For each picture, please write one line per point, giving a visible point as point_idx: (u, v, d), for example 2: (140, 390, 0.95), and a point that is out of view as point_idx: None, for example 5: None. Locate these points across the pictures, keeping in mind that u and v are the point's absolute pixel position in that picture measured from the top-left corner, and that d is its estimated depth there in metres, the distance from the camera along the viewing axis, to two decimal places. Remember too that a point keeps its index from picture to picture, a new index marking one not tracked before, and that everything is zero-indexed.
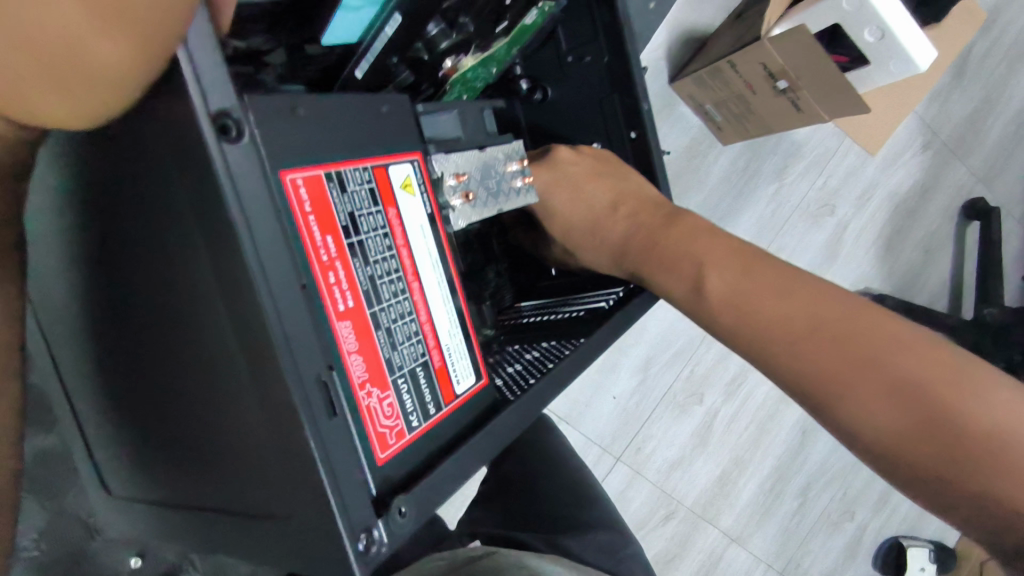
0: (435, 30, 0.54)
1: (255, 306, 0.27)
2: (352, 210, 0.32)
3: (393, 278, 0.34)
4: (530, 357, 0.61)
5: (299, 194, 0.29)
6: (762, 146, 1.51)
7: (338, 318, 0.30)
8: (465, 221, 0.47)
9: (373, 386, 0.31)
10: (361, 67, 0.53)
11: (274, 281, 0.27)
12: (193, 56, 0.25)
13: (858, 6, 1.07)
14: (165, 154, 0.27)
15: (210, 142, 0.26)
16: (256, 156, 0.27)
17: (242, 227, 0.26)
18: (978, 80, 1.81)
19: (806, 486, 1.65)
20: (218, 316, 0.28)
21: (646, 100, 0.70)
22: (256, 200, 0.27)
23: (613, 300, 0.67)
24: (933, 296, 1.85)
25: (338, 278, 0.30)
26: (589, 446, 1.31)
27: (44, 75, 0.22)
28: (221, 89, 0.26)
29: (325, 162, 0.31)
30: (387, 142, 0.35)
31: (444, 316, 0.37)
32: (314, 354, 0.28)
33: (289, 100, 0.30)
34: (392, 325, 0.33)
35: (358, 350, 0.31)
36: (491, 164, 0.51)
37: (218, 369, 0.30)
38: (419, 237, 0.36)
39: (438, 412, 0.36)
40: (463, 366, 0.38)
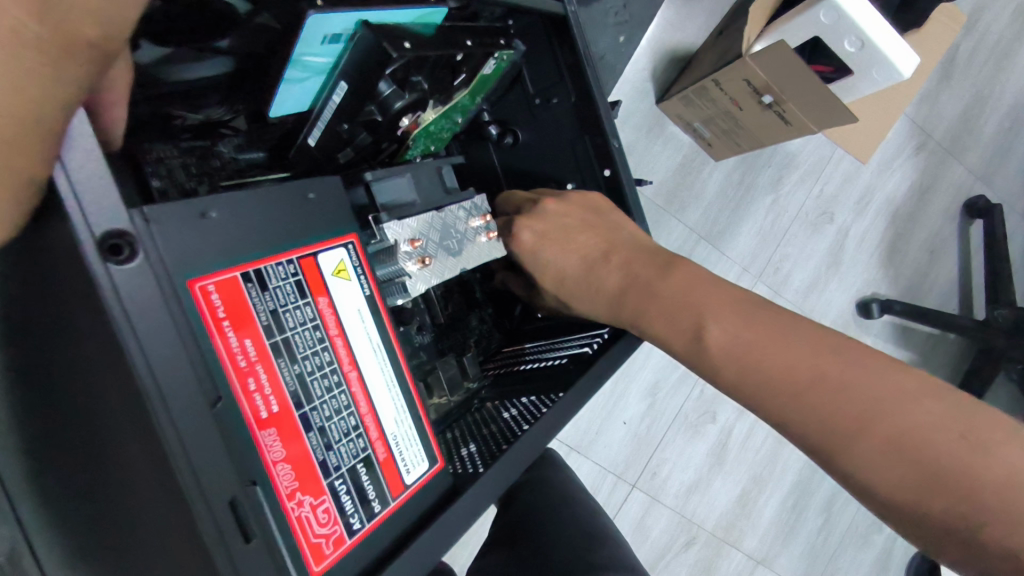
0: (388, 90, 0.50)
1: (156, 429, 0.25)
2: (275, 307, 0.30)
3: (326, 372, 0.32)
4: (509, 414, 0.60)
5: (212, 302, 0.28)
6: (754, 160, 1.50)
7: (260, 427, 0.29)
8: (424, 286, 0.46)
9: (304, 494, 0.30)
10: (314, 134, 0.52)
11: (175, 406, 0.26)
12: (73, 177, 0.25)
13: (835, 19, 1.05)
14: (64, 279, 0.26)
15: (95, 265, 0.25)
16: (151, 273, 0.26)
17: (135, 350, 0.25)
18: (968, 78, 1.79)
19: (831, 500, 1.60)
20: (127, 437, 0.27)
21: (616, 137, 0.69)
22: (146, 321, 0.25)
23: (596, 345, 0.65)
24: (943, 297, 1.82)
25: (258, 384, 0.29)
26: (604, 474, 1.27)
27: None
28: (105, 211, 0.25)
29: (241, 262, 0.29)
30: (315, 227, 0.34)
31: (389, 403, 0.36)
32: (226, 475, 0.27)
33: (198, 205, 0.29)
34: (326, 424, 0.32)
35: (285, 458, 0.29)
36: (451, 224, 0.49)
37: (130, 494, 0.28)
38: (356, 323, 0.34)
39: (385, 508, 0.34)
40: (413, 453, 0.36)
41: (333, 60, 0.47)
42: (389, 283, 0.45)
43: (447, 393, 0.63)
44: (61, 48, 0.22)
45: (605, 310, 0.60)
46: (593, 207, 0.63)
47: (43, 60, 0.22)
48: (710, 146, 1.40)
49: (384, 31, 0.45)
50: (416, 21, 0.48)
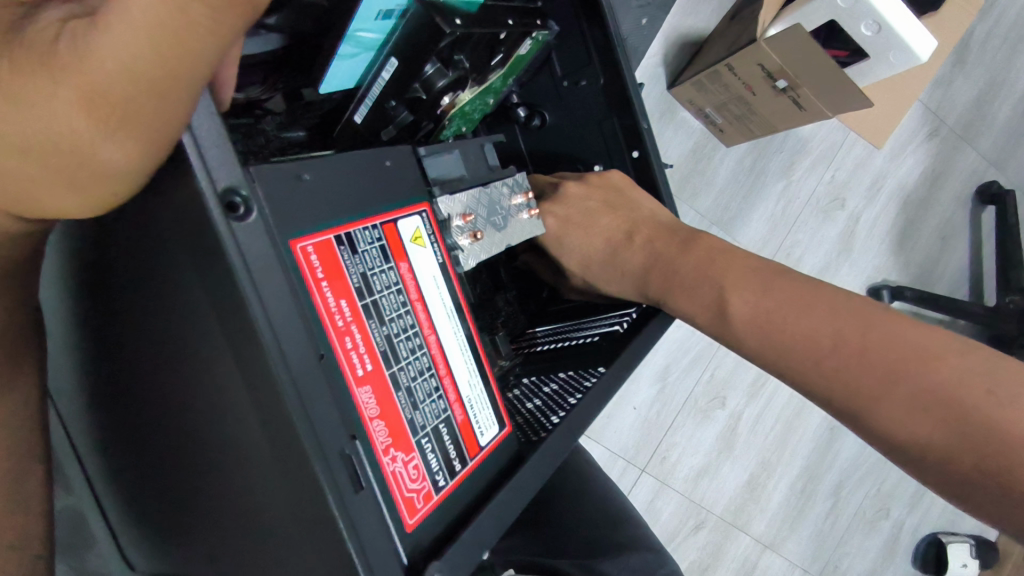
0: (432, 69, 0.51)
1: (272, 382, 0.27)
2: (365, 270, 0.32)
3: (409, 335, 0.34)
4: (547, 390, 0.61)
5: (311, 261, 0.29)
6: (766, 146, 1.50)
7: (358, 383, 0.30)
8: (474, 260, 0.47)
9: (397, 450, 0.31)
10: (360, 112, 0.53)
11: (291, 360, 0.27)
12: (195, 132, 0.25)
13: (853, 3, 1.05)
14: (172, 236, 0.27)
15: (218, 220, 0.26)
16: (265, 230, 0.27)
17: (255, 305, 0.26)
18: (981, 64, 1.78)
19: (839, 485, 1.61)
20: (234, 393, 0.28)
21: (645, 118, 0.70)
22: (267, 277, 0.27)
23: (627, 323, 0.67)
24: (953, 285, 1.82)
25: (355, 342, 0.30)
26: (614, 459, 1.29)
27: (57, 178, 0.24)
28: (227, 167, 0.26)
29: (335, 226, 0.31)
30: (393, 196, 0.35)
31: (463, 367, 0.37)
32: (336, 426, 0.28)
33: (295, 168, 0.30)
34: (412, 383, 0.33)
35: (379, 415, 0.31)
36: (497, 200, 0.51)
37: (238, 449, 0.29)
38: (433, 289, 0.36)
39: (464, 467, 0.35)
40: (485, 416, 0.38)
41: (384, 37, 0.49)
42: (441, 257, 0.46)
43: None
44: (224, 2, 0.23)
45: (632, 288, 0.62)
46: (613, 188, 0.63)
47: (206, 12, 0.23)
48: (722, 131, 1.40)
49: (436, 7, 0.46)
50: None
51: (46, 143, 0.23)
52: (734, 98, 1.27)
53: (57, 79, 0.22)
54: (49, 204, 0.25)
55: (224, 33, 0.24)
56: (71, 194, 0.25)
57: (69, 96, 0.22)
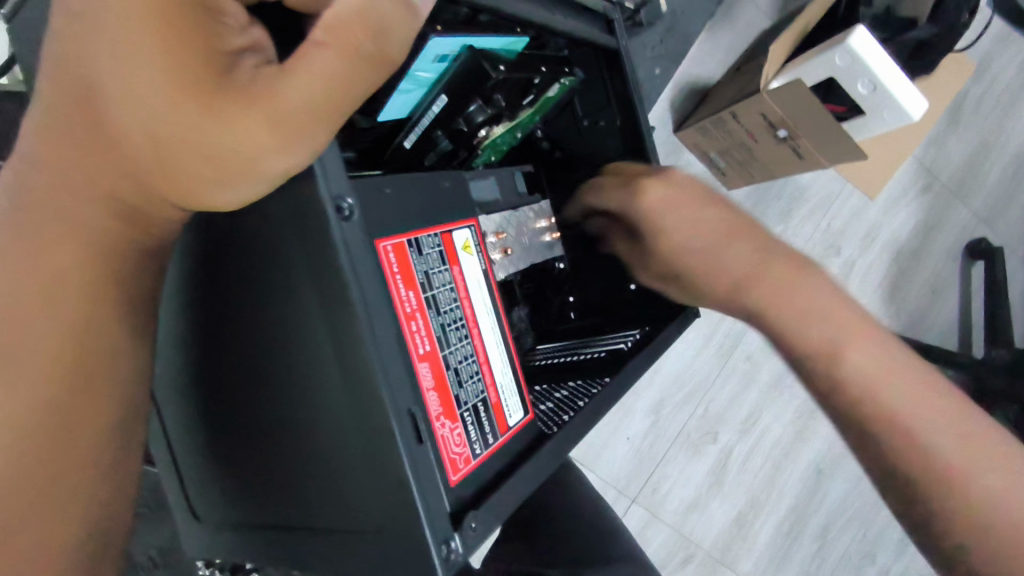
0: (474, 106, 0.58)
1: (361, 348, 0.33)
2: (427, 268, 0.38)
3: (458, 325, 0.40)
4: (559, 396, 0.66)
5: (389, 258, 0.36)
6: (766, 193, 1.59)
7: (420, 359, 0.36)
8: (504, 272, 0.54)
9: (446, 418, 0.37)
10: (410, 138, 0.60)
11: (379, 332, 0.33)
12: (324, 161, 0.33)
13: (850, 62, 1.14)
14: (289, 232, 0.34)
15: (331, 219, 0.33)
16: (362, 232, 0.34)
17: (353, 284, 0.33)
18: (973, 126, 1.89)
19: (825, 529, 1.65)
20: (326, 358, 0.35)
21: (656, 155, 0.77)
22: (365, 265, 0.34)
23: (632, 342, 0.74)
24: (942, 334, 1.89)
25: (418, 327, 0.37)
26: (606, 487, 1.34)
27: (224, 177, 0.31)
28: (338, 181, 0.34)
29: (406, 232, 0.38)
30: (451, 212, 0.42)
31: (497, 357, 0.44)
32: (405, 392, 0.34)
33: (379, 182, 0.37)
34: (459, 365, 0.39)
35: (434, 387, 0.37)
36: (523, 221, 0.58)
37: (324, 407, 0.36)
38: (476, 290, 0.43)
39: (496, 440, 0.42)
40: (513, 401, 0.44)
41: (437, 76, 0.56)
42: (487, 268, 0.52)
43: None
44: (376, 61, 0.33)
45: None
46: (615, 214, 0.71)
47: (368, 69, 0.32)
48: (725, 175, 1.48)
49: (484, 54, 0.54)
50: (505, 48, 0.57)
51: (228, 151, 0.30)
52: (736, 144, 1.36)
53: (251, 104, 0.30)
54: (204, 196, 0.33)
55: (368, 86, 0.33)
56: (229, 188, 0.32)
57: (257, 117, 0.30)
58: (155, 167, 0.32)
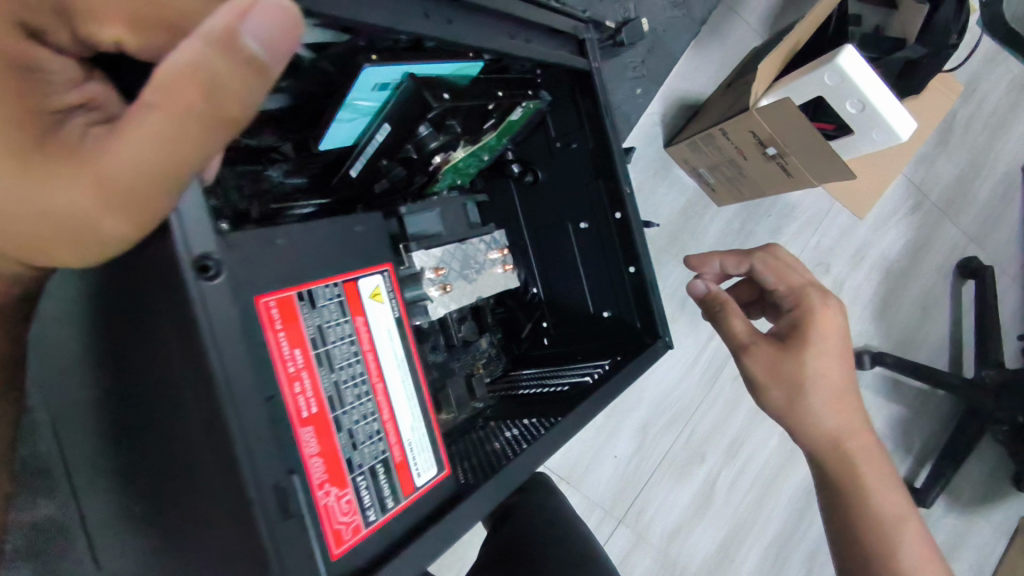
0: (425, 132, 0.53)
1: (220, 418, 0.29)
2: (321, 322, 0.35)
3: (357, 381, 0.36)
4: (511, 434, 0.62)
5: (271, 313, 0.32)
6: (754, 210, 1.57)
7: (301, 424, 0.32)
8: (443, 310, 0.50)
9: (332, 485, 0.33)
10: (354, 168, 0.57)
11: (239, 399, 0.29)
12: (182, 212, 0.29)
13: (839, 81, 1.11)
14: (152, 288, 0.30)
15: (188, 280, 0.29)
16: (229, 289, 0.30)
17: (211, 346, 0.29)
18: (963, 145, 1.87)
19: (812, 556, 1.61)
20: (185, 423, 0.30)
21: (628, 183, 0.71)
22: (226, 325, 0.29)
23: (597, 374, 0.69)
24: (933, 354, 1.86)
25: (303, 387, 0.33)
26: (590, 511, 1.29)
27: (62, 242, 0.28)
28: (201, 238, 0.29)
29: (297, 284, 0.34)
30: (361, 257, 0.38)
31: (407, 412, 0.39)
32: (273, 462, 0.30)
33: (268, 233, 0.33)
34: (355, 426, 0.35)
35: (318, 452, 0.33)
36: (471, 254, 0.54)
37: (185, 485, 0.31)
38: (385, 341, 0.38)
39: (397, 504, 0.37)
40: (424, 459, 0.40)
41: (380, 105, 0.53)
42: (414, 305, 0.49)
43: (455, 411, 0.67)
44: (213, 122, 0.27)
45: None
46: None
47: (202, 131, 0.27)
48: (714, 191, 1.46)
49: (427, 82, 0.50)
50: (456, 74, 0.54)
51: (58, 215, 0.27)
52: (725, 161, 1.33)
53: (79, 167, 0.26)
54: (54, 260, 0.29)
55: (215, 146, 0.28)
56: (73, 253, 0.28)
57: (85, 181, 0.26)
58: None
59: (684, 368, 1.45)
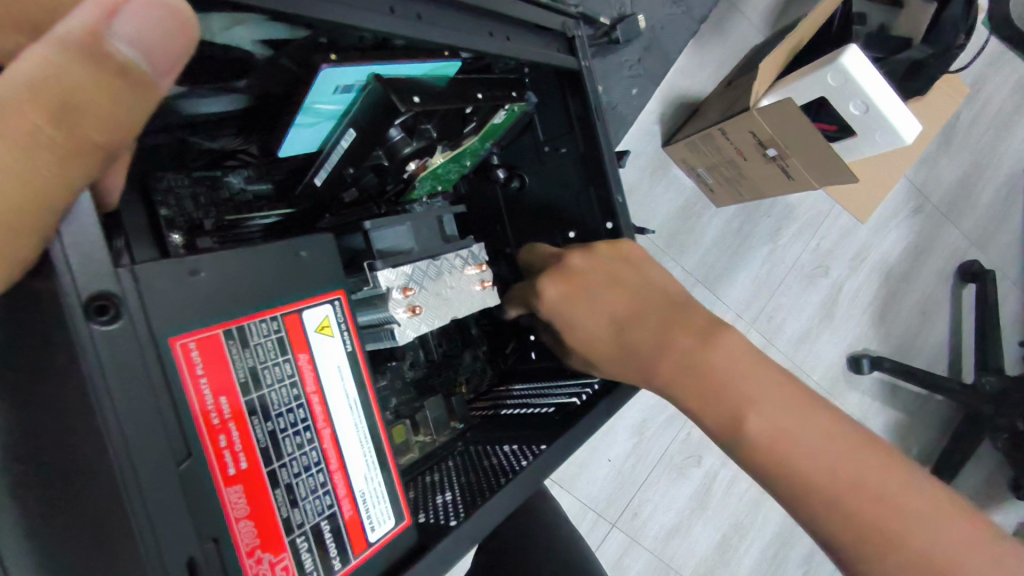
0: (398, 135, 0.49)
1: (119, 486, 0.25)
2: (255, 363, 0.30)
3: (299, 429, 0.31)
4: (490, 463, 0.57)
5: (191, 358, 0.28)
6: (755, 210, 1.52)
7: (226, 484, 0.28)
8: (411, 333, 0.46)
9: (265, 551, 0.29)
10: (319, 176, 0.51)
11: (143, 465, 0.25)
12: (64, 245, 0.25)
13: (842, 82, 1.06)
14: (51, 336, 0.26)
15: (77, 322, 0.25)
16: (135, 333, 0.26)
17: (107, 406, 0.25)
18: (966, 146, 1.82)
19: (810, 555, 1.58)
20: (83, 482, 0.26)
21: (619, 192, 0.67)
22: (128, 379, 0.25)
23: (584, 397, 0.63)
24: (931, 359, 1.82)
25: (230, 440, 0.28)
26: (584, 511, 1.25)
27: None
28: (94, 275, 0.25)
29: (223, 320, 0.29)
30: (306, 284, 0.33)
31: (361, 460, 0.34)
32: (186, 534, 0.26)
33: (186, 262, 0.28)
34: (295, 481, 0.31)
35: (248, 515, 0.28)
36: (445, 272, 0.49)
37: (100, 562, 0.27)
38: (335, 379, 0.33)
39: (346, 565, 0.32)
40: (381, 511, 0.35)
41: (345, 107, 0.48)
42: (376, 329, 0.46)
43: (433, 433, 0.64)
44: (72, 146, 0.23)
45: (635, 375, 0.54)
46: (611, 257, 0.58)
47: (60, 157, 0.23)
48: (712, 191, 1.41)
49: (394, 85, 0.45)
50: (431, 74, 0.49)
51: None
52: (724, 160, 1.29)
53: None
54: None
55: (79, 172, 0.24)
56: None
57: None
58: None
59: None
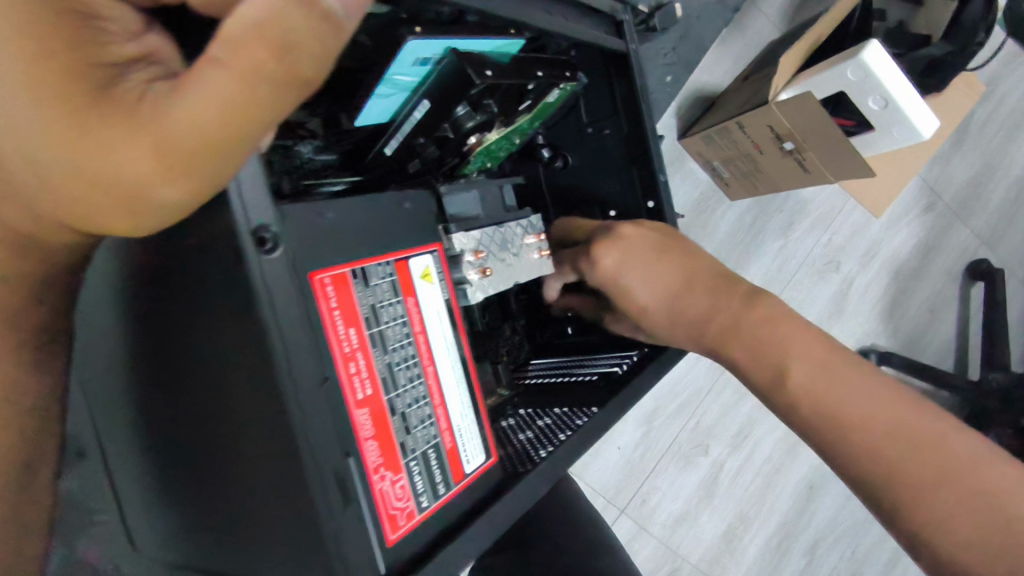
0: (463, 110, 0.52)
1: (279, 399, 0.28)
2: (375, 301, 0.34)
3: (409, 364, 0.35)
4: (541, 424, 0.60)
5: (326, 291, 0.31)
6: (767, 207, 1.54)
7: (357, 406, 0.31)
8: (481, 294, 0.48)
9: (387, 469, 0.33)
10: (390, 144, 0.55)
11: (300, 381, 0.28)
12: (239, 180, 0.28)
13: (862, 77, 1.07)
14: (206, 271, 0.29)
15: (249, 252, 0.28)
16: (288, 263, 0.29)
17: (270, 327, 0.28)
18: (978, 146, 1.84)
19: (814, 544, 1.58)
20: (236, 395, 0.30)
21: (663, 170, 0.70)
22: (286, 305, 0.28)
23: (626, 366, 0.66)
24: (938, 355, 1.85)
25: (358, 367, 0.32)
26: (594, 495, 1.27)
27: (114, 209, 0.26)
28: (260, 207, 0.29)
29: (350, 261, 0.32)
30: (411, 235, 0.38)
31: (457, 398, 0.39)
32: (332, 447, 0.29)
33: (319, 206, 0.32)
34: (407, 410, 0.35)
35: (373, 436, 0.32)
36: (509, 239, 0.52)
37: (248, 467, 0.31)
38: (436, 322, 0.38)
39: (448, 491, 0.37)
40: (473, 445, 0.39)
41: (419, 80, 0.51)
42: None
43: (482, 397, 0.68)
44: (285, 82, 0.26)
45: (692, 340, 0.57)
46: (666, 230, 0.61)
47: (274, 94, 0.26)
48: (728, 185, 1.42)
49: (469, 58, 0.47)
50: (496, 50, 0.52)
51: (109, 181, 0.25)
52: (741, 155, 1.30)
53: (134, 129, 0.25)
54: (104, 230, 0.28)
55: (282, 108, 0.27)
56: (126, 223, 0.27)
57: (142, 142, 0.25)
58: (41, 191, 0.27)
59: (691, 359, 1.41)
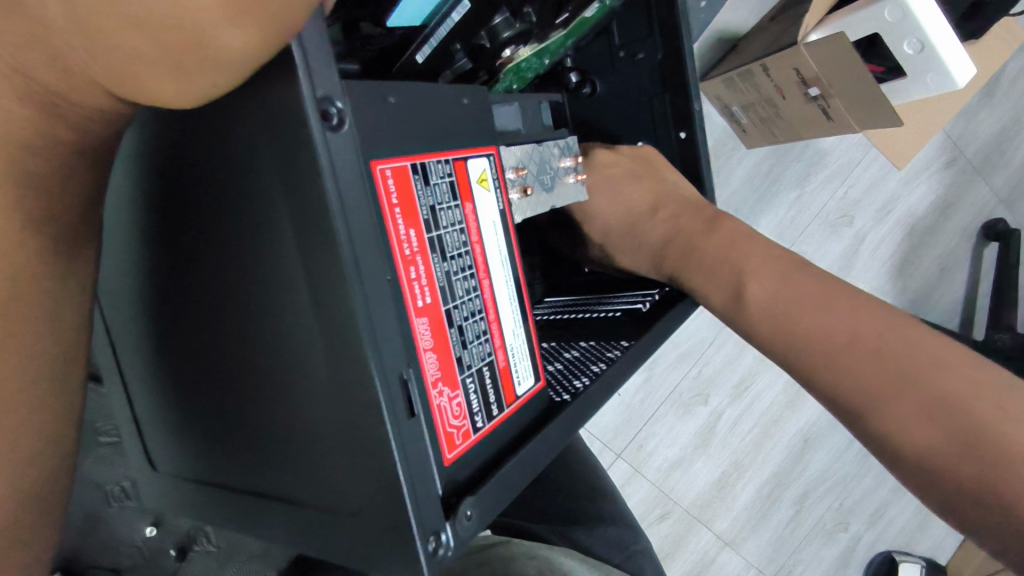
0: (499, 19, 0.49)
1: (345, 297, 0.28)
2: (434, 202, 0.33)
3: (466, 275, 0.35)
4: (569, 356, 0.56)
5: (387, 184, 0.31)
6: (787, 153, 1.43)
7: (417, 314, 0.31)
8: (521, 215, 0.46)
9: (444, 386, 0.33)
10: (423, 51, 0.51)
11: (367, 280, 0.29)
12: (304, 39, 0.27)
13: (900, 18, 0.98)
14: (267, 165, 0.29)
15: (314, 123, 0.27)
16: (352, 145, 0.29)
17: (340, 219, 0.28)
18: (1009, 100, 1.72)
19: (804, 494, 1.50)
20: (297, 293, 0.30)
21: (697, 100, 0.66)
22: (354, 198, 0.28)
23: (650, 302, 0.61)
24: (946, 314, 1.77)
25: (418, 273, 0.32)
26: (591, 439, 1.21)
27: (167, 57, 0.24)
28: (325, 78, 0.28)
29: (410, 156, 0.32)
30: (465, 136, 0.37)
31: (510, 316, 0.38)
32: (398, 353, 0.30)
33: (381, 90, 0.32)
34: (464, 323, 0.34)
35: (433, 347, 0.32)
36: (548, 158, 0.50)
37: (300, 364, 0.32)
38: (491, 234, 0.37)
39: (501, 413, 0.37)
40: (524, 368, 0.39)
41: None
42: None
43: None
44: None
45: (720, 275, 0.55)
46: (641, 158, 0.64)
47: None
48: (745, 132, 1.31)
49: None
50: None
51: (163, 20, 0.23)
52: (762, 100, 1.20)
53: None
54: (153, 88, 0.25)
55: None
56: (176, 78, 0.25)
57: None
58: (79, 54, 0.25)
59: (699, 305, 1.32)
